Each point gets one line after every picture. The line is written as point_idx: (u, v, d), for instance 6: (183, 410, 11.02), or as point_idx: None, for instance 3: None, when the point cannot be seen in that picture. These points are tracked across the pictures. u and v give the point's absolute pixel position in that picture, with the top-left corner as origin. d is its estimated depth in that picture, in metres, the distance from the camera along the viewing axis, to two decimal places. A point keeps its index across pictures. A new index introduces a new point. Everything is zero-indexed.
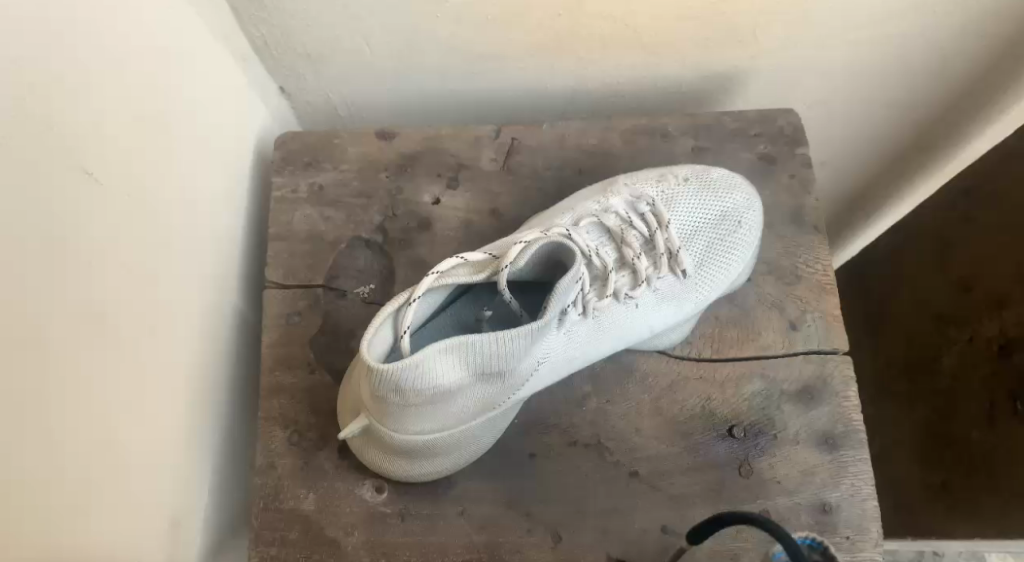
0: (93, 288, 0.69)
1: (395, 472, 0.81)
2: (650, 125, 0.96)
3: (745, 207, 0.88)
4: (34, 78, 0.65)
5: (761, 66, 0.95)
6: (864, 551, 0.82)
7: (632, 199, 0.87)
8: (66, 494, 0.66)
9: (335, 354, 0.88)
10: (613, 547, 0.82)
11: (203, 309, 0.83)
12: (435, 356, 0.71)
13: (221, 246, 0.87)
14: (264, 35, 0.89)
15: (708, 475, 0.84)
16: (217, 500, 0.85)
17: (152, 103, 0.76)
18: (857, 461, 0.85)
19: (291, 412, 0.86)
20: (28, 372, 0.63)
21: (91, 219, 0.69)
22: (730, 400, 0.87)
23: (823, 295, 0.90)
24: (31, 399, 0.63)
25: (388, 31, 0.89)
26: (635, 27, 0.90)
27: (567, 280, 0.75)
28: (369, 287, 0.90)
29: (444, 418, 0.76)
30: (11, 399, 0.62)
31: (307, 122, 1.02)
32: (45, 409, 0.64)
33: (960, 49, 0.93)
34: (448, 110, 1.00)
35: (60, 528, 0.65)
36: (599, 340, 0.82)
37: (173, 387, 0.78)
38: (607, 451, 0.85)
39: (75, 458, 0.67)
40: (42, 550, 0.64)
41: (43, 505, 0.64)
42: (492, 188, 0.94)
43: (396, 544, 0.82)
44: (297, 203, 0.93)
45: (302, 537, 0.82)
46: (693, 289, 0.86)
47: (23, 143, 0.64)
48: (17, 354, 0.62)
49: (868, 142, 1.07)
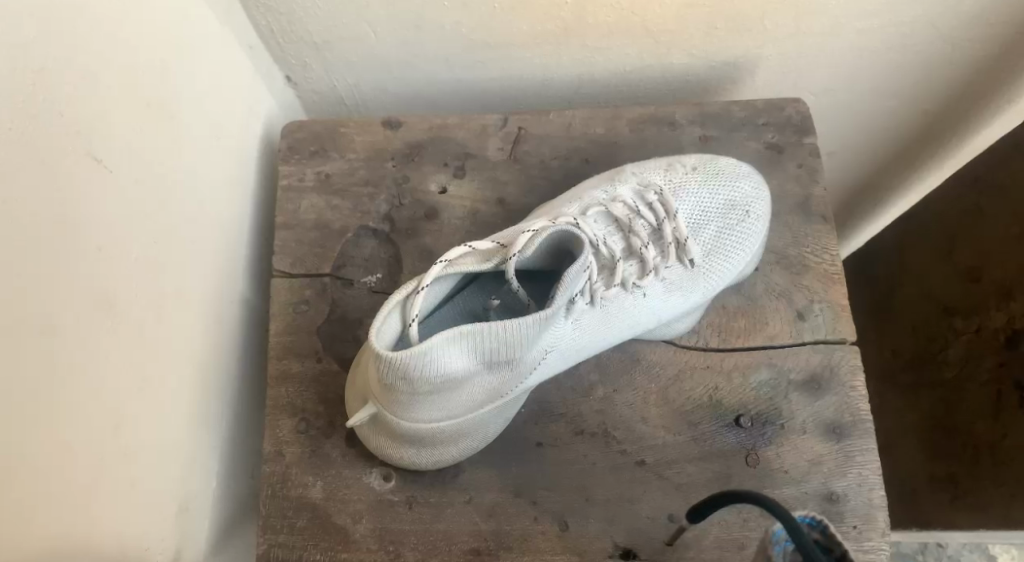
0: (97, 278, 0.68)
1: (403, 460, 0.81)
2: (657, 114, 0.96)
3: (753, 196, 0.88)
4: (38, 67, 0.65)
5: (768, 54, 0.95)
6: (871, 540, 0.82)
7: (639, 189, 0.87)
8: (71, 490, 0.66)
9: (342, 343, 0.88)
10: (620, 536, 0.82)
11: (209, 298, 0.83)
12: (443, 344, 0.71)
13: (225, 237, 0.86)
14: (270, 23, 0.89)
15: (714, 464, 0.84)
16: (224, 489, 0.85)
17: (154, 92, 0.76)
18: (865, 451, 0.85)
19: (299, 401, 0.86)
20: (29, 370, 0.63)
21: (97, 208, 0.69)
22: (737, 390, 0.86)
23: (831, 284, 0.89)
24: (32, 399, 0.63)
25: (394, 19, 0.89)
26: (642, 15, 0.89)
27: (575, 269, 0.75)
28: (376, 276, 0.90)
29: (453, 405, 0.76)
30: (12, 397, 0.62)
31: (313, 111, 1.02)
32: (46, 402, 0.64)
33: (969, 39, 0.92)
34: (454, 99, 1.00)
35: (62, 519, 0.65)
36: (607, 329, 0.82)
37: (178, 377, 0.78)
38: (613, 440, 0.85)
39: (79, 454, 0.66)
40: (47, 545, 0.64)
41: (47, 501, 0.64)
42: (498, 177, 0.94)
43: (404, 532, 0.82)
44: (303, 192, 0.93)
45: (309, 525, 0.82)
46: (701, 277, 0.86)
47: (25, 133, 0.63)
48: (18, 352, 0.62)
49: (876, 131, 1.07)
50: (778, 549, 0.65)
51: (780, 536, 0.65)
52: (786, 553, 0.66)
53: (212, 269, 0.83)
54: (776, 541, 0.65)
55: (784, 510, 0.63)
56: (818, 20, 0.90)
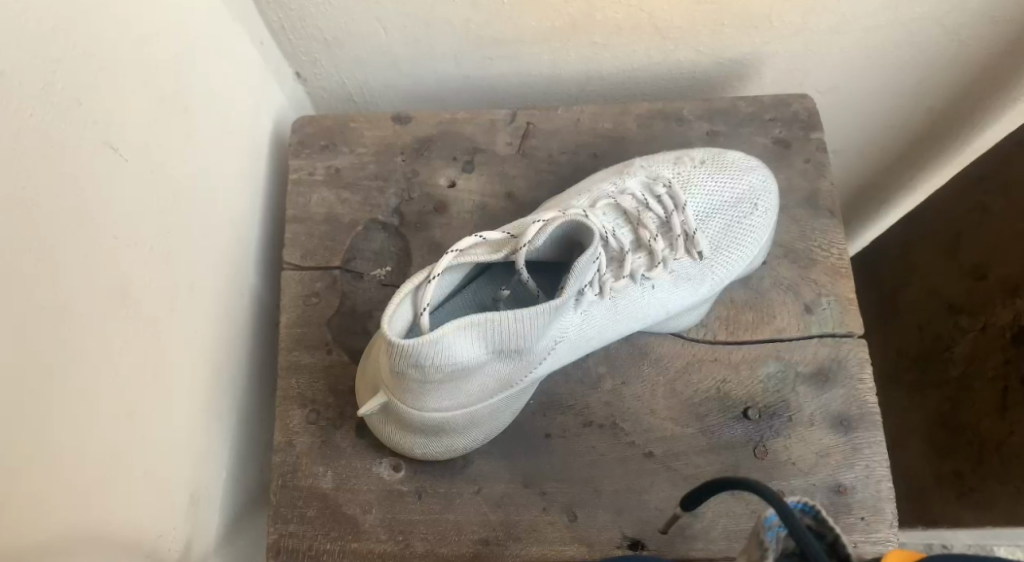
0: (110, 268, 0.69)
1: (413, 450, 0.81)
2: (664, 110, 0.96)
3: (762, 188, 0.88)
4: (58, 55, 0.65)
5: (776, 52, 0.95)
6: (879, 532, 0.82)
7: (648, 182, 0.87)
8: (65, 491, 0.64)
9: (352, 335, 0.89)
10: (628, 527, 0.82)
11: (220, 291, 0.83)
12: (455, 332, 0.72)
13: (237, 231, 0.87)
14: (280, 20, 0.90)
15: (722, 456, 0.85)
16: (234, 482, 0.86)
17: (169, 87, 0.77)
18: (872, 443, 0.85)
19: (308, 392, 0.87)
20: (30, 366, 0.62)
21: (115, 194, 0.70)
22: (745, 382, 0.87)
23: (837, 278, 0.90)
24: (31, 398, 0.62)
25: (405, 15, 0.90)
26: (651, 12, 0.90)
27: (585, 260, 0.76)
28: (385, 269, 0.91)
29: (463, 395, 0.77)
30: (11, 398, 0.61)
31: (322, 108, 1.03)
32: (45, 404, 0.63)
33: (977, 36, 0.93)
34: (462, 96, 1.01)
35: (63, 527, 0.64)
36: (616, 320, 0.83)
37: (189, 372, 0.78)
38: (621, 432, 0.85)
39: (76, 453, 0.65)
40: (45, 544, 0.62)
41: (43, 504, 0.62)
42: (507, 171, 0.94)
43: (413, 522, 0.82)
44: (314, 186, 0.94)
45: (319, 514, 0.83)
46: (709, 270, 0.86)
47: (47, 120, 0.64)
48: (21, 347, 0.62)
49: (883, 128, 1.07)
50: (770, 535, 0.63)
51: (774, 522, 0.63)
52: (777, 541, 0.64)
53: (222, 265, 0.84)
54: (769, 527, 0.64)
55: (776, 495, 0.62)
56: (826, 16, 0.91)
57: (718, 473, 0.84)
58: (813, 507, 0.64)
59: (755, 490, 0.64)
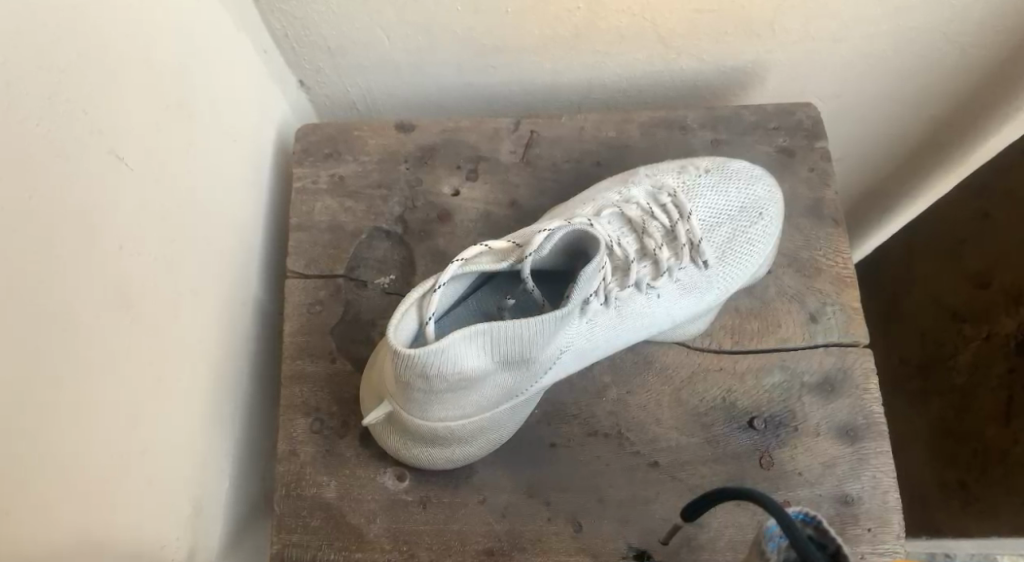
0: (112, 276, 0.68)
1: (416, 459, 0.81)
2: (668, 118, 0.96)
3: (766, 198, 0.88)
4: (63, 63, 0.65)
5: (778, 59, 0.95)
6: (886, 542, 0.82)
7: (653, 191, 0.87)
8: (66, 498, 0.64)
9: (356, 343, 0.88)
10: (634, 537, 0.82)
11: (223, 297, 0.83)
12: (461, 343, 0.71)
13: (240, 238, 0.87)
14: (284, 28, 0.90)
15: (728, 465, 0.84)
16: (236, 490, 0.85)
17: (173, 92, 0.76)
18: (878, 453, 0.85)
19: (311, 401, 0.86)
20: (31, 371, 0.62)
21: (118, 202, 0.69)
22: (751, 392, 0.87)
23: (843, 287, 0.90)
24: (33, 405, 0.62)
25: (407, 22, 0.89)
26: (654, 20, 0.90)
27: (590, 269, 0.75)
28: (389, 277, 0.90)
29: (468, 405, 0.77)
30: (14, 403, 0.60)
31: (326, 116, 1.03)
32: (47, 409, 0.63)
33: (980, 43, 0.92)
34: (464, 103, 1.01)
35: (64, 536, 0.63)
36: (621, 329, 0.82)
37: (190, 376, 0.77)
38: (627, 442, 0.85)
39: (77, 460, 0.65)
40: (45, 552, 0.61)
41: (45, 511, 0.62)
42: (511, 180, 0.94)
43: (418, 532, 0.82)
44: (318, 194, 0.93)
45: (324, 525, 0.82)
46: (714, 279, 0.86)
47: (52, 129, 0.64)
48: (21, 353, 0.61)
49: (886, 137, 1.07)
50: (772, 545, 0.63)
51: (776, 531, 0.63)
52: (780, 551, 0.64)
53: (225, 270, 0.83)
54: (770, 537, 0.63)
55: (778, 505, 0.62)
56: (829, 24, 0.90)
57: (722, 481, 0.84)
58: (815, 517, 0.63)
59: (758, 499, 0.64)
